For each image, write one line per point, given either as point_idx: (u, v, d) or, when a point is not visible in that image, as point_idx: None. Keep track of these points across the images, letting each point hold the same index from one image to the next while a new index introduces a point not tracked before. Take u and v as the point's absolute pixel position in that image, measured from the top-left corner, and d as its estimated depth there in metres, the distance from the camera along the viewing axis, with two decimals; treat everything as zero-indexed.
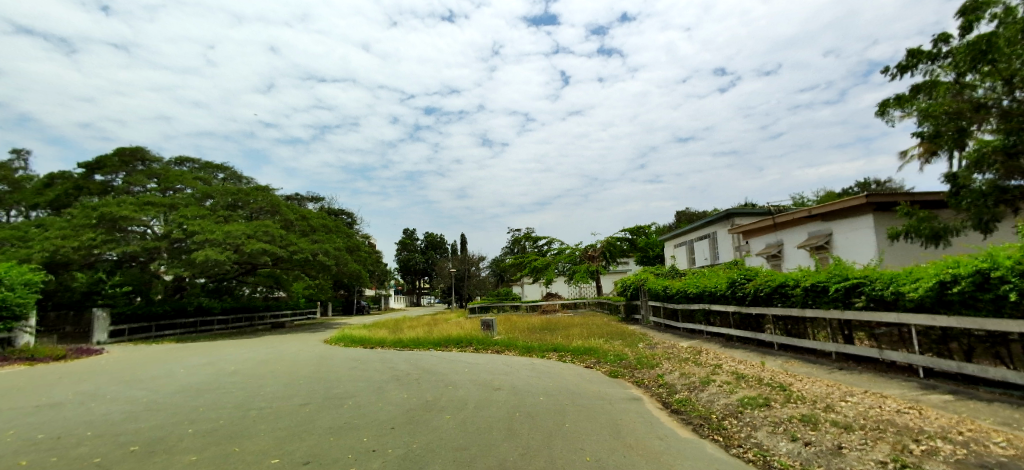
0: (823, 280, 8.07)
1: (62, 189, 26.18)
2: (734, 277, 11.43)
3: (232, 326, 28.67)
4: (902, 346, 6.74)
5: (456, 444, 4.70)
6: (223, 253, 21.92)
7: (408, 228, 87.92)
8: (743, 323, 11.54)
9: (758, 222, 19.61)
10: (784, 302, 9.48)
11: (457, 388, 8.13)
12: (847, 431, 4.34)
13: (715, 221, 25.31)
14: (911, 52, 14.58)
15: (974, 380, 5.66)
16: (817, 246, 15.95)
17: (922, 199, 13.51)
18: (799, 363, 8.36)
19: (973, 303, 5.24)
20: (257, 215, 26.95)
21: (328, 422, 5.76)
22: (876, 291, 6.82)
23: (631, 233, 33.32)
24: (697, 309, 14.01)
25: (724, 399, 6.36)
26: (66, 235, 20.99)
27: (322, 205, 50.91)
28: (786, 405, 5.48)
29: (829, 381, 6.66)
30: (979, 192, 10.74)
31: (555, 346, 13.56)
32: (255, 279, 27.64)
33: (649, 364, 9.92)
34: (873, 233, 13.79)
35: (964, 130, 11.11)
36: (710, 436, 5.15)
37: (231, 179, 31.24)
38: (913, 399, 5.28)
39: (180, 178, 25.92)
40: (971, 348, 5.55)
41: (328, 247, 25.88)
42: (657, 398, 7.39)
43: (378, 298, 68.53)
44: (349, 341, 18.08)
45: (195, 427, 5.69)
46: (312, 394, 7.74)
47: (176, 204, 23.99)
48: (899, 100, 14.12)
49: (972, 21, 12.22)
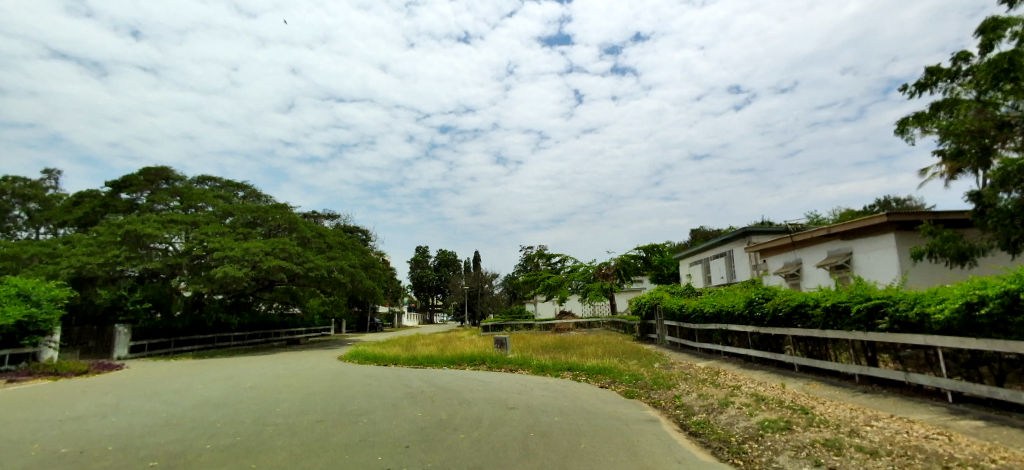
0: (844, 300, 7.92)
1: (90, 206, 27.02)
2: (751, 296, 11.29)
3: (248, 342, 29.00)
4: (929, 371, 6.54)
5: (473, 463, 4.68)
6: (242, 269, 22.32)
7: (422, 246, 88.38)
8: (762, 344, 11.33)
9: (777, 240, 19.33)
10: (805, 323, 9.31)
11: (472, 406, 8.12)
12: (873, 457, 4.22)
13: (731, 238, 25.01)
14: (930, 70, 14.46)
15: (1007, 406, 5.47)
16: (837, 265, 15.71)
17: (946, 218, 13.22)
18: (821, 386, 8.16)
19: (1003, 327, 5.11)
20: (276, 232, 27.39)
21: (344, 439, 5.79)
22: (901, 313, 6.67)
23: (645, 251, 33.08)
24: (714, 329, 13.81)
25: (744, 421, 6.21)
26: (92, 252, 21.63)
27: (338, 222, 51.60)
28: (809, 429, 5.34)
29: (853, 404, 6.50)
30: (1005, 211, 10.47)
31: (569, 364, 13.44)
32: (272, 295, 27.59)
33: (666, 384, 9.78)
34: (896, 253, 13.51)
35: (988, 149, 10.85)
36: (731, 459, 5.04)
37: (251, 197, 31.95)
38: (943, 424, 5.11)
39: (202, 196, 26.56)
40: (1002, 372, 5.37)
41: (344, 263, 26.11)
42: (674, 419, 7.26)
43: (392, 315, 68.70)
44: (363, 358, 18.11)
45: (213, 442, 5.75)
46: (327, 411, 7.79)
47: (198, 221, 24.48)
48: (920, 118, 13.93)
49: (993, 39, 12.11)
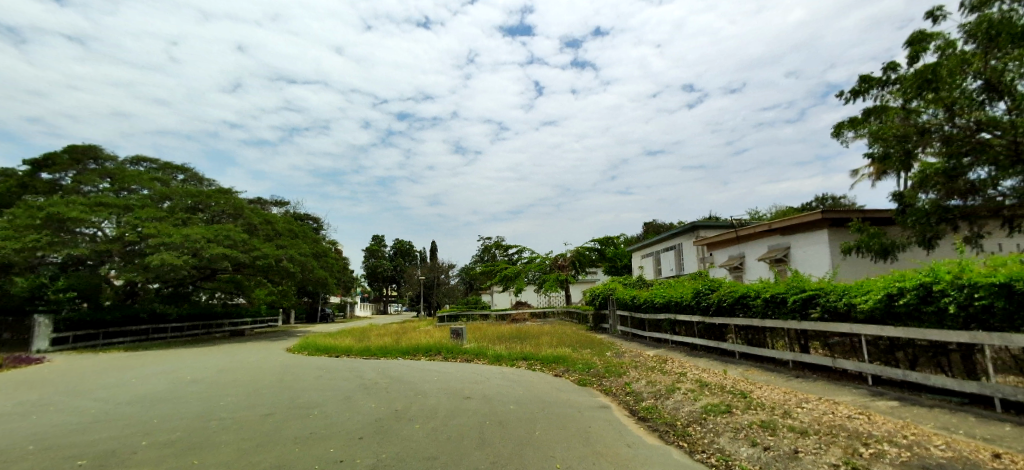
0: (782, 291, 8.44)
1: (5, 186, 24.63)
2: (698, 287, 11.83)
3: (187, 334, 27.63)
4: (854, 356, 7.09)
5: (428, 453, 4.70)
6: (181, 257, 21.10)
7: (376, 235, 86.43)
8: (707, 333, 11.88)
9: (723, 234, 20.27)
10: (746, 312, 9.85)
11: (426, 396, 8.11)
12: (803, 436, 4.56)
13: (681, 232, 26.01)
14: (863, 78, 15.52)
15: (918, 387, 6.04)
16: (776, 259, 16.67)
17: (873, 216, 14.35)
18: (758, 371, 8.70)
19: (918, 315, 5.60)
20: (220, 219, 26.02)
21: (294, 432, 5.64)
22: (831, 303, 7.19)
23: (600, 243, 33.82)
24: (663, 318, 14.35)
25: (689, 406, 6.55)
26: (7, 236, 19.70)
27: (287, 210, 49.48)
28: (747, 411, 5.71)
29: (786, 388, 6.97)
30: (922, 210, 11.49)
31: (524, 354, 13.64)
32: (215, 285, 26.31)
33: (617, 372, 10.09)
34: (828, 248, 14.52)
35: (910, 153, 11.72)
36: (676, 442, 5.32)
37: (191, 181, 30.11)
38: (863, 405, 5.58)
39: (137, 178, 24.79)
40: (916, 357, 5.91)
41: (293, 252, 25.24)
42: (625, 405, 7.56)
43: (343, 305, 67.03)
44: (312, 350, 17.60)
45: (152, 439, 5.46)
46: (276, 404, 7.55)
47: (131, 205, 22.82)
48: (853, 122, 14.93)
49: (918, 51, 13.12)
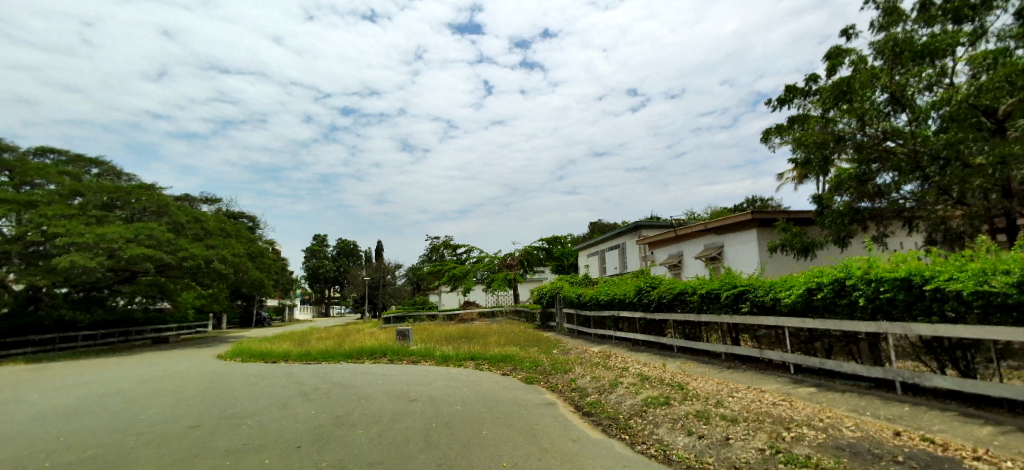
0: (716, 287, 8.92)
1: None
2: (640, 284, 12.28)
3: (102, 342, 25.43)
4: (778, 347, 7.62)
5: (371, 458, 4.60)
6: (94, 259, 19.33)
7: (318, 234, 83.13)
8: (648, 328, 12.36)
9: (663, 233, 21.13)
10: (684, 308, 10.33)
11: (370, 400, 7.89)
12: (733, 423, 4.86)
13: (624, 231, 26.87)
14: (788, 88, 16.70)
15: (833, 374, 6.58)
16: (711, 257, 17.59)
17: (796, 216, 15.49)
18: (694, 364, 9.15)
19: (833, 307, 6.11)
20: (141, 216, 24.07)
21: (226, 444, 5.33)
22: (759, 297, 7.69)
23: (547, 242, 34.31)
24: (607, 315, 14.77)
25: (630, 399, 6.79)
26: None
27: (218, 208, 46.49)
28: (684, 402, 6.00)
29: (719, 379, 7.38)
30: (838, 211, 12.56)
31: (471, 354, 13.60)
32: (135, 289, 24.28)
33: (563, 369, 10.29)
34: (757, 246, 15.51)
35: (828, 159, 12.76)
36: (618, 435, 5.50)
37: (107, 176, 27.64)
38: (786, 392, 6.01)
39: (42, 172, 22.44)
40: (831, 346, 6.44)
41: (225, 253, 23.78)
42: (570, 401, 7.72)
43: (281, 308, 63.89)
44: (247, 356, 16.66)
45: (59, 458, 4.97)
46: (206, 415, 7.08)
47: (35, 201, 20.63)
48: (779, 129, 16.04)
49: (835, 65, 14.29)
